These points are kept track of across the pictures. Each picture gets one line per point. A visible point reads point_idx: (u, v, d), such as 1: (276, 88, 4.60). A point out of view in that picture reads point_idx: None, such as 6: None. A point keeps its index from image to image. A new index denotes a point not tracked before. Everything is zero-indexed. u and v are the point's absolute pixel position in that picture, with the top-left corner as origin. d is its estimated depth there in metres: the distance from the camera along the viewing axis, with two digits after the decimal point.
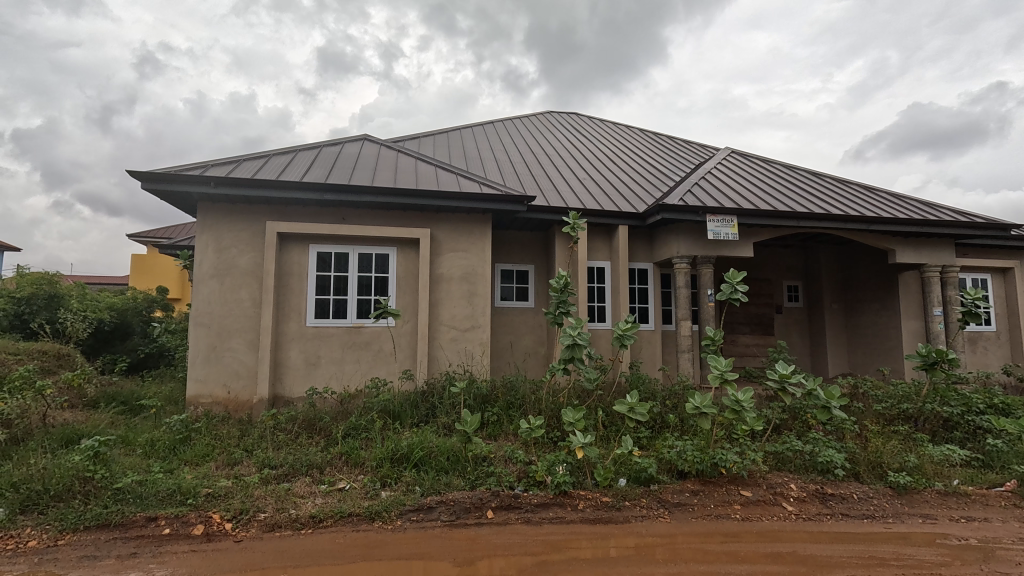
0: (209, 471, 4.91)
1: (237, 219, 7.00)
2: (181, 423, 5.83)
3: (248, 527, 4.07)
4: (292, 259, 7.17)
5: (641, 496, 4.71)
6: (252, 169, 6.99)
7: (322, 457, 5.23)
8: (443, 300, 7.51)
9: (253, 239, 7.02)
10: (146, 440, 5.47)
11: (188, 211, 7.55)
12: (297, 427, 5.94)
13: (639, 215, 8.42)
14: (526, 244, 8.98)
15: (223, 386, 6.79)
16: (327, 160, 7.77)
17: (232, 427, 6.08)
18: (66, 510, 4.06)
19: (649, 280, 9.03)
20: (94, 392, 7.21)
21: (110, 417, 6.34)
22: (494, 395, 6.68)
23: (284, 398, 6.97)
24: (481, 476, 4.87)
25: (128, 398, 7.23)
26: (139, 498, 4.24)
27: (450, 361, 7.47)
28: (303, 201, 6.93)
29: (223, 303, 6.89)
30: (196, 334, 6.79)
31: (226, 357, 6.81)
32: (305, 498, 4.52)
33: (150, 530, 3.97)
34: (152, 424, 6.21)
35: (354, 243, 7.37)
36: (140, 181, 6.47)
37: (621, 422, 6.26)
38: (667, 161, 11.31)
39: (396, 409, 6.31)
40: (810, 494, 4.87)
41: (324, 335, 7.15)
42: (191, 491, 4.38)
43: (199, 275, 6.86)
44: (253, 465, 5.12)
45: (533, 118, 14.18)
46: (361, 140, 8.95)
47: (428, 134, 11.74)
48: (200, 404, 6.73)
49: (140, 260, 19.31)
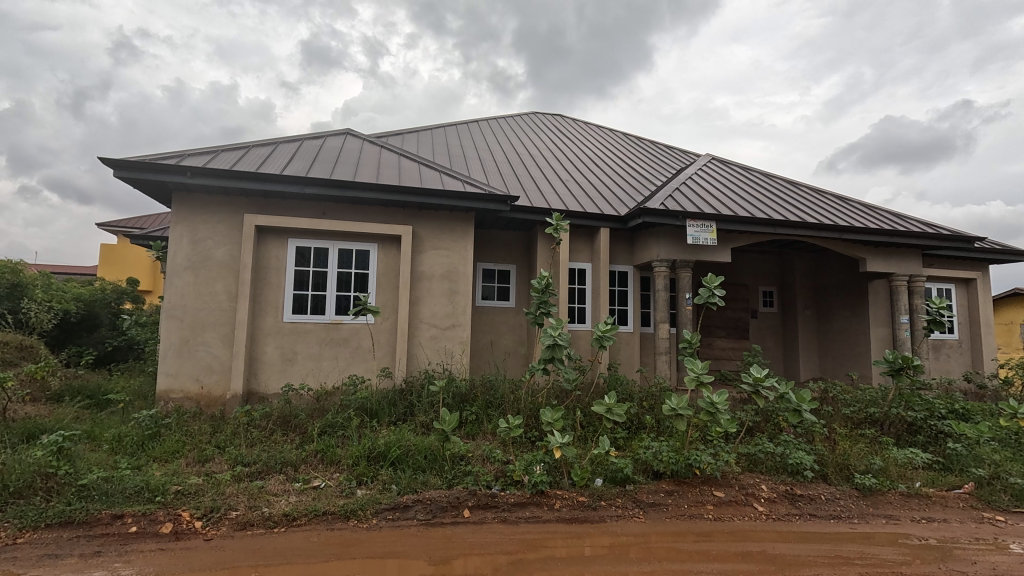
0: (179, 468, 4.80)
1: (214, 210, 6.84)
2: (151, 419, 5.68)
3: (219, 525, 3.99)
4: (270, 253, 7.05)
5: (616, 496, 4.76)
6: (231, 160, 6.86)
7: (298, 454, 5.15)
8: (424, 298, 7.47)
9: (230, 231, 6.87)
10: (114, 436, 5.31)
11: (162, 200, 7.36)
12: (272, 424, 5.84)
13: (620, 218, 8.50)
14: (508, 244, 8.99)
15: (196, 380, 6.63)
16: (309, 154, 7.67)
17: (204, 422, 5.94)
18: (27, 507, 3.92)
19: (629, 283, 9.14)
20: (57, 385, 6.95)
21: (75, 411, 6.12)
22: (473, 394, 6.67)
23: (260, 395, 6.85)
24: (459, 475, 4.86)
25: (95, 392, 6.99)
26: (105, 495, 4.12)
27: (429, 359, 7.43)
28: (283, 193, 6.82)
29: (197, 296, 6.73)
30: (167, 327, 6.61)
31: (200, 351, 6.66)
32: (279, 496, 4.45)
33: (116, 528, 3.87)
34: (120, 418, 6.03)
35: (334, 238, 7.27)
36: (113, 169, 6.28)
37: (599, 422, 6.33)
38: (651, 166, 11.45)
39: (374, 407, 6.25)
40: (780, 495, 4.99)
41: (301, 331, 7.04)
42: (160, 488, 4.27)
43: (173, 267, 6.69)
44: (225, 462, 5.01)
45: (519, 119, 14.20)
46: (344, 134, 8.86)
47: (414, 130, 11.67)
48: (171, 399, 6.55)
49: (107, 250, 18.70)
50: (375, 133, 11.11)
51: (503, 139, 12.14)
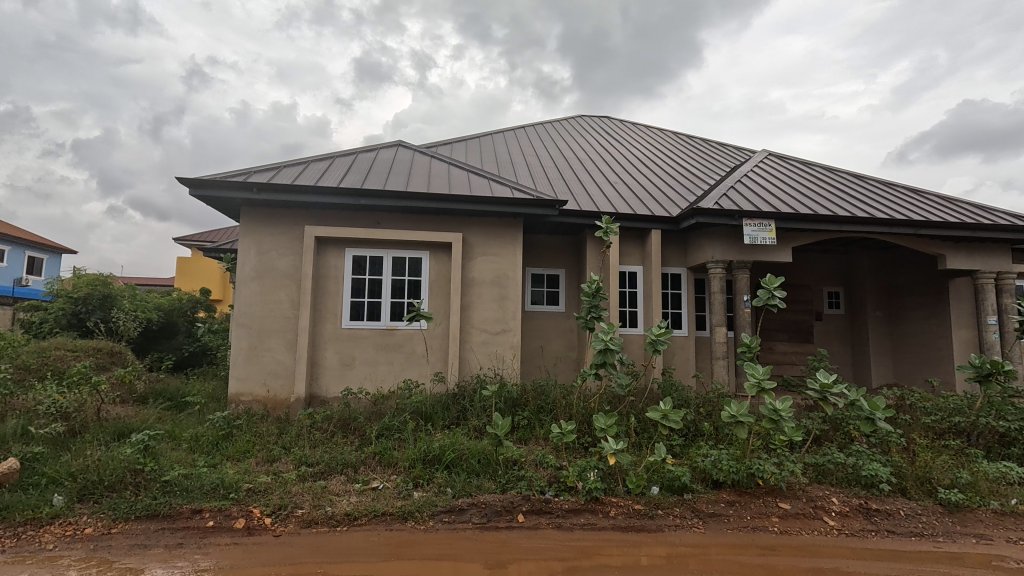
0: (250, 467, 5.09)
1: (277, 223, 7.24)
2: (224, 420, 6.05)
3: (287, 522, 4.20)
4: (329, 263, 7.37)
5: (674, 505, 4.62)
6: (292, 175, 7.25)
7: (357, 456, 5.33)
8: (474, 304, 7.57)
9: (292, 242, 7.25)
10: (192, 435, 5.70)
11: (231, 215, 7.86)
12: (333, 427, 6.08)
13: (671, 219, 8.30)
14: (557, 248, 8.97)
15: (263, 384, 7.01)
16: (364, 166, 7.97)
17: (271, 424, 6.27)
18: (119, 500, 4.27)
19: (682, 285, 8.89)
20: (143, 388, 7.53)
21: (158, 412, 6.61)
22: (525, 399, 6.67)
23: (321, 398, 7.15)
24: (512, 479, 4.88)
25: (174, 394, 7.53)
26: (185, 491, 4.43)
27: (480, 364, 7.52)
28: (341, 205, 7.13)
29: (263, 304, 7.12)
30: (237, 333, 7.04)
31: (266, 357, 7.04)
32: (341, 496, 4.63)
33: (196, 522, 4.15)
34: (196, 419, 6.46)
35: (388, 247, 7.51)
36: (189, 187, 6.78)
37: (654, 428, 6.18)
38: (704, 165, 11.11)
39: (428, 410, 6.39)
40: (853, 509, 4.68)
41: (358, 337, 7.31)
42: (233, 485, 4.54)
43: (242, 277, 7.12)
44: (291, 462, 5.27)
45: (565, 123, 14.17)
46: (396, 146, 9.16)
47: (462, 139, 11.89)
48: (241, 402, 6.96)
49: (184, 263, 20.16)
50: (425, 144, 11.41)
51: (550, 143, 12.15)
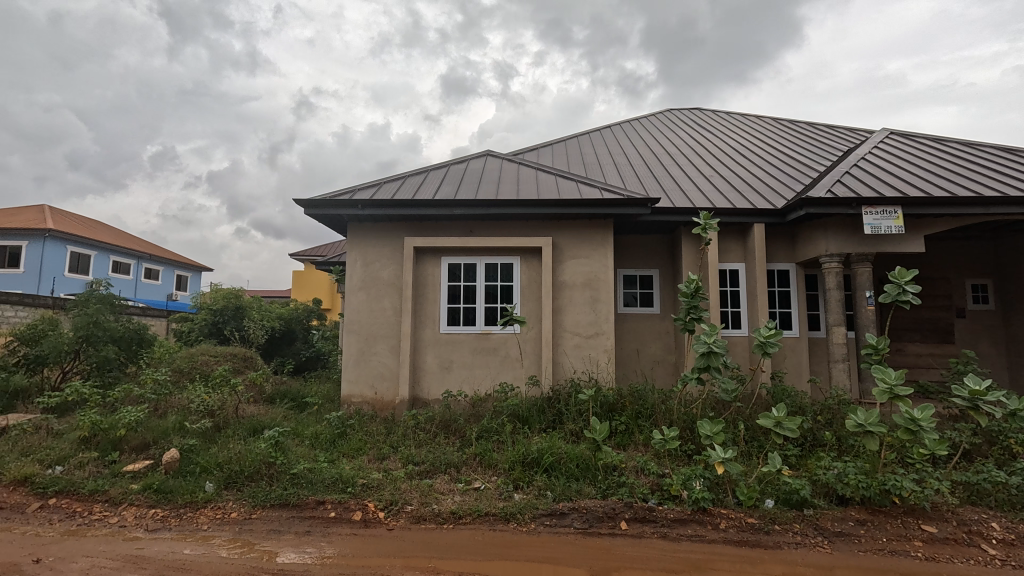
0: (364, 464, 5.46)
1: (380, 235, 7.74)
2: (339, 419, 6.57)
3: (398, 517, 4.45)
4: (426, 271, 7.74)
5: (793, 520, 4.25)
6: (392, 190, 7.73)
7: (459, 456, 5.53)
8: (567, 307, 7.56)
9: (393, 253, 7.71)
10: (313, 433, 6.26)
11: (340, 231, 8.55)
12: (435, 427, 6.36)
13: (776, 211, 7.71)
14: (650, 248, 8.69)
15: (371, 387, 7.51)
16: (457, 177, 8.29)
17: (380, 424, 6.70)
18: (257, 489, 4.79)
19: (791, 282, 8.21)
20: (271, 389, 8.38)
21: (284, 411, 7.33)
22: (622, 403, 6.51)
23: (422, 400, 7.50)
24: (613, 485, 4.78)
25: (296, 395, 8.31)
26: (310, 483, 4.87)
27: (574, 367, 7.47)
28: (436, 216, 7.48)
29: (369, 312, 7.64)
30: (348, 339, 7.62)
31: (373, 361, 7.54)
32: (446, 494, 4.82)
33: (320, 512, 4.53)
34: (315, 418, 7.08)
35: (481, 254, 7.74)
36: (304, 208, 7.49)
37: (765, 437, 5.75)
38: (813, 150, 10.19)
39: (525, 414, 6.46)
40: (1021, 537, 4.01)
41: (456, 341, 7.58)
42: (350, 480, 4.91)
43: (350, 287, 7.70)
44: (399, 460, 5.58)
45: (653, 119, 13.72)
46: (485, 155, 9.43)
47: (548, 144, 11.96)
48: (352, 403, 7.50)
49: (299, 276, 22.23)
50: (512, 151, 11.63)
51: (638, 141, 11.83)
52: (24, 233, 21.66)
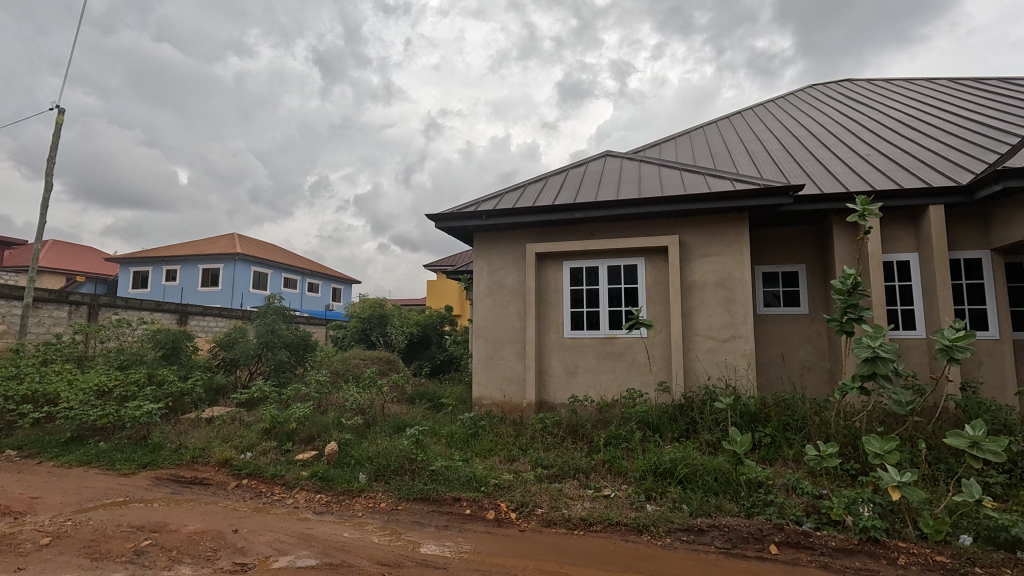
0: (495, 464, 5.66)
1: (504, 243, 8.01)
2: (471, 420, 6.90)
3: (530, 519, 4.53)
4: (549, 276, 7.82)
5: (1002, 564, 3.48)
6: (514, 199, 7.96)
7: (588, 462, 5.46)
8: (698, 309, 7.10)
9: (517, 260, 7.92)
10: (448, 432, 6.64)
11: (467, 241, 9.02)
12: (563, 432, 6.36)
13: (961, 189, 6.45)
14: (794, 241, 7.81)
15: (500, 390, 7.76)
16: (576, 181, 8.27)
17: (509, 426, 6.89)
18: (402, 482, 5.22)
19: (986, 274, 6.79)
20: (411, 390, 9.08)
21: (422, 411, 7.90)
22: (766, 414, 5.92)
23: (549, 404, 7.56)
24: (758, 504, 4.35)
25: (433, 396, 8.91)
26: (447, 480, 5.18)
27: (709, 373, 6.98)
28: (557, 221, 7.54)
29: (496, 318, 7.92)
30: (477, 344, 7.99)
31: (501, 365, 7.80)
32: (575, 500, 4.79)
33: (457, 508, 4.79)
34: (450, 418, 7.51)
35: (603, 257, 7.61)
36: (435, 222, 8.04)
37: (956, 460, 4.80)
38: (1011, 111, 8.34)
39: (655, 421, 6.18)
40: None
41: (580, 346, 7.54)
42: (483, 480, 5.12)
43: (478, 294, 8.07)
44: (528, 462, 5.68)
45: (793, 97, 12.37)
46: (604, 156, 9.28)
47: (671, 137, 11.40)
48: (483, 405, 7.83)
49: (432, 285, 23.90)
50: (633, 149, 11.29)
51: (775, 124, 10.75)
52: (221, 257, 26.34)
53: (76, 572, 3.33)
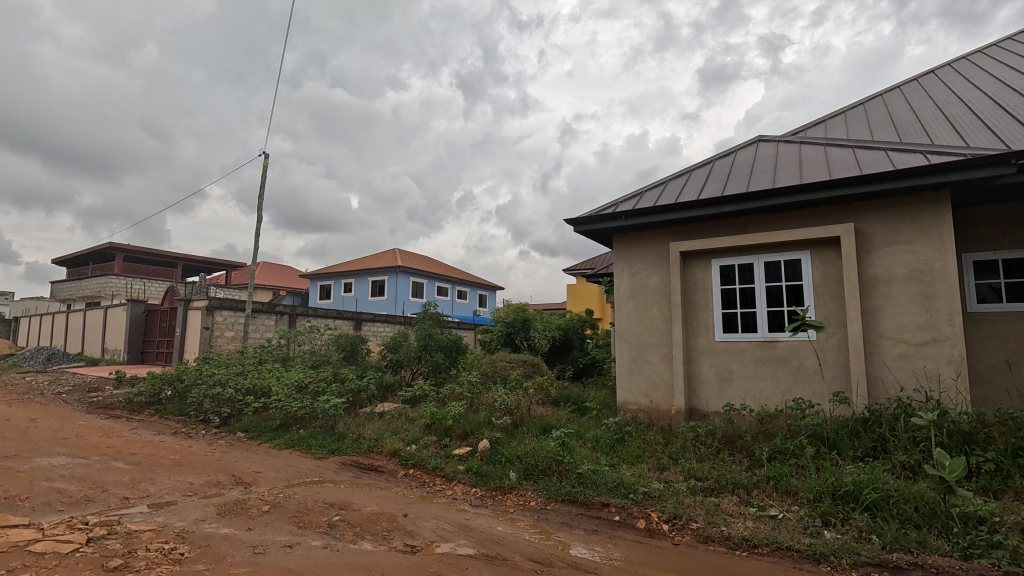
0: (644, 472, 5.47)
1: (645, 243, 7.74)
2: (617, 425, 6.76)
3: (684, 533, 4.28)
4: (696, 276, 7.34)
5: None
6: (654, 197, 7.67)
7: (748, 477, 4.99)
8: (883, 308, 6.07)
9: (660, 261, 7.58)
10: (593, 436, 6.60)
11: (606, 244, 8.91)
12: (718, 443, 5.91)
13: None
14: (1019, 221, 6.27)
15: (646, 395, 7.48)
16: (723, 173, 7.67)
17: (657, 434, 6.61)
18: (550, 483, 5.33)
19: None
20: (555, 393, 9.21)
21: (567, 414, 7.94)
22: (986, 434, 4.82)
23: (701, 412, 7.08)
24: (981, 545, 3.56)
25: (577, 400, 8.92)
26: (595, 484, 5.16)
27: (901, 383, 5.91)
28: (703, 216, 7.08)
29: (639, 320, 7.68)
30: (620, 348, 7.83)
31: (646, 370, 7.53)
32: (735, 517, 4.41)
33: (605, 514, 4.74)
34: (595, 423, 7.45)
35: (759, 252, 6.92)
36: (574, 226, 8.09)
37: None
38: None
39: (832, 436, 5.42)
40: None
41: (735, 350, 6.94)
42: (632, 487, 5.00)
43: (619, 297, 7.91)
44: (680, 473, 5.38)
45: (1011, 41, 9.94)
46: (755, 142, 8.46)
47: (840, 111, 9.95)
48: (628, 410, 7.63)
49: (572, 289, 24.01)
50: (791, 131, 10.10)
51: (985, 78, 8.74)
52: (385, 270, 29.72)
53: (288, 535, 4.02)
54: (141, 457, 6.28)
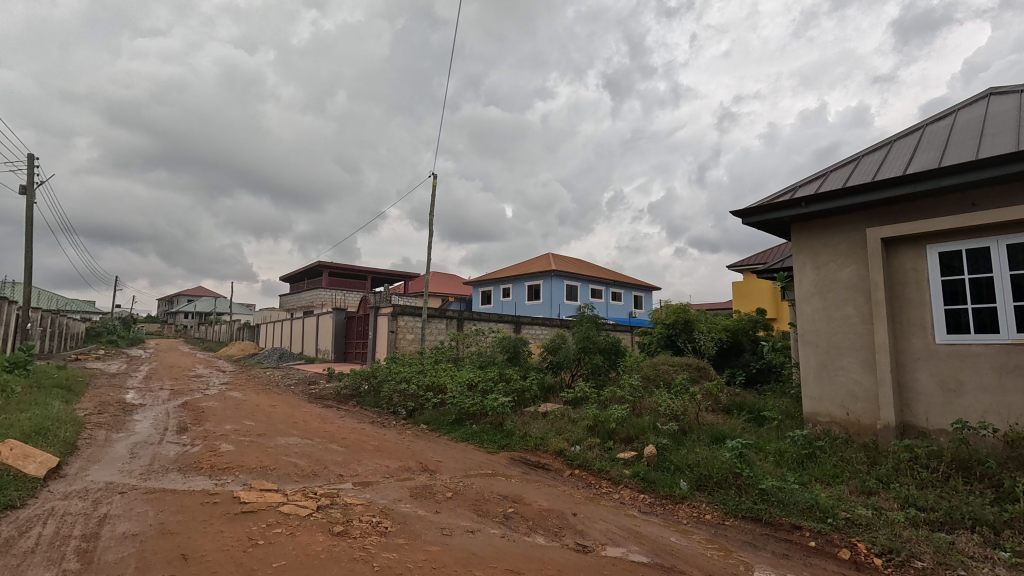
0: (844, 494, 4.75)
1: (833, 230, 6.74)
2: (805, 438, 5.99)
3: (904, 572, 3.62)
4: (905, 266, 6.15)
5: None
6: (843, 176, 6.65)
7: (996, 514, 4.01)
8: None
9: (853, 250, 6.53)
10: (776, 449, 5.94)
11: (782, 234, 7.97)
12: (946, 468, 4.86)
13: None
14: None
15: (841, 406, 6.49)
16: (939, 138, 6.28)
17: (859, 452, 5.68)
18: (727, 497, 4.94)
19: None
20: (726, 399, 8.49)
21: (742, 423, 7.22)
22: None
23: (919, 429, 5.90)
24: None
25: (753, 408, 8.12)
26: (782, 503, 4.64)
27: None
28: (913, 194, 5.91)
29: (829, 320, 6.70)
30: (805, 352, 6.93)
31: (840, 376, 6.53)
32: (978, 562, 3.58)
33: (797, 537, 4.24)
34: (778, 434, 6.69)
35: (999, 233, 5.53)
36: (743, 217, 7.43)
37: None
38: None
39: None
40: None
41: (966, 355, 5.65)
42: (830, 511, 4.40)
43: (802, 294, 7.00)
44: (893, 499, 4.55)
45: None
46: (987, 95, 6.77)
47: None
48: (819, 422, 6.71)
49: (739, 286, 21.96)
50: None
51: None
52: (540, 275, 30.70)
53: (469, 522, 4.38)
54: (349, 441, 7.42)
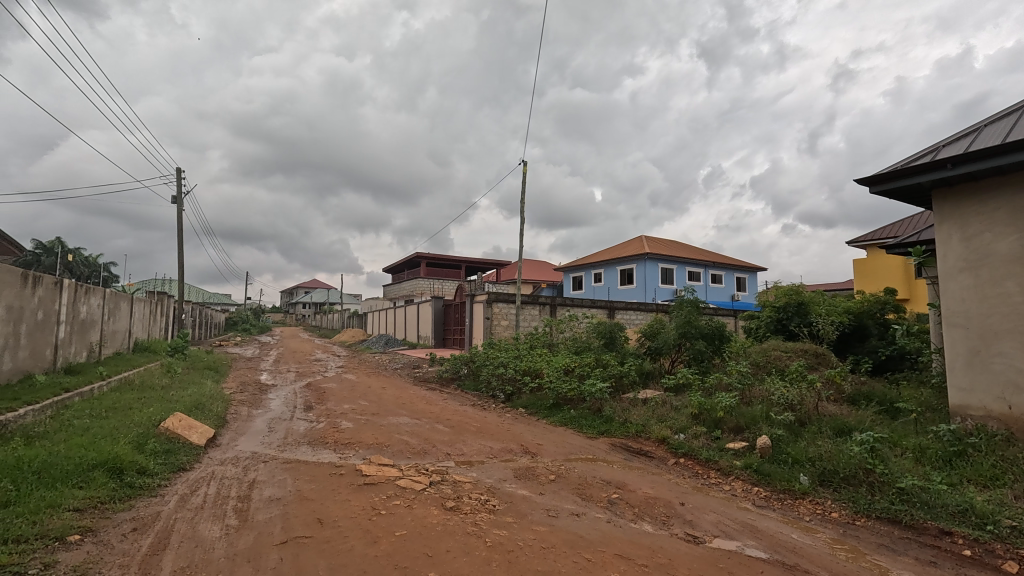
0: (1007, 499, 4.11)
1: (989, 195, 5.76)
2: (953, 434, 5.26)
3: None
4: None
5: None
6: (1001, 130, 5.65)
7: None
8: None
9: (1014, 216, 5.53)
10: (915, 445, 5.28)
11: (922, 202, 6.99)
12: None
13: None
14: None
15: (1000, 398, 5.58)
16: None
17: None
18: (857, 495, 4.51)
19: None
20: (851, 389, 7.70)
21: (872, 415, 6.52)
22: None
23: None
24: None
25: (884, 399, 7.28)
26: (926, 506, 4.15)
27: None
28: None
29: (982, 299, 5.79)
30: (953, 336, 6.07)
31: (998, 364, 5.61)
32: None
33: (947, 544, 3.76)
34: (916, 428, 5.95)
35: None
36: (872, 184, 6.65)
37: None
38: None
39: None
40: None
41: None
42: (990, 517, 3.84)
43: (948, 270, 6.14)
44: None
45: None
46: None
47: None
48: (970, 416, 5.86)
49: (862, 265, 19.72)
50: None
51: None
52: (633, 258, 29.85)
53: (574, 505, 4.42)
54: (454, 422, 7.79)
